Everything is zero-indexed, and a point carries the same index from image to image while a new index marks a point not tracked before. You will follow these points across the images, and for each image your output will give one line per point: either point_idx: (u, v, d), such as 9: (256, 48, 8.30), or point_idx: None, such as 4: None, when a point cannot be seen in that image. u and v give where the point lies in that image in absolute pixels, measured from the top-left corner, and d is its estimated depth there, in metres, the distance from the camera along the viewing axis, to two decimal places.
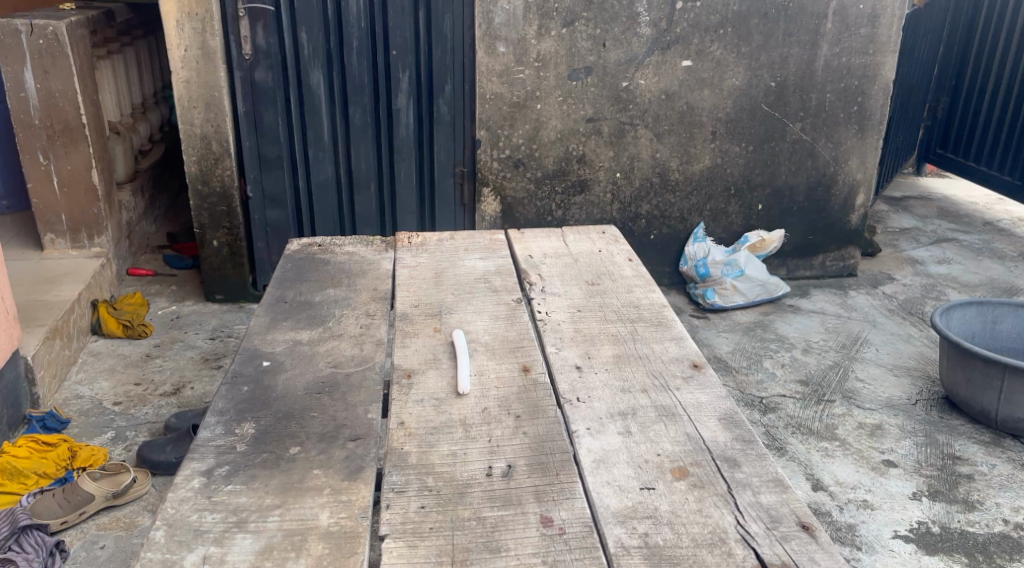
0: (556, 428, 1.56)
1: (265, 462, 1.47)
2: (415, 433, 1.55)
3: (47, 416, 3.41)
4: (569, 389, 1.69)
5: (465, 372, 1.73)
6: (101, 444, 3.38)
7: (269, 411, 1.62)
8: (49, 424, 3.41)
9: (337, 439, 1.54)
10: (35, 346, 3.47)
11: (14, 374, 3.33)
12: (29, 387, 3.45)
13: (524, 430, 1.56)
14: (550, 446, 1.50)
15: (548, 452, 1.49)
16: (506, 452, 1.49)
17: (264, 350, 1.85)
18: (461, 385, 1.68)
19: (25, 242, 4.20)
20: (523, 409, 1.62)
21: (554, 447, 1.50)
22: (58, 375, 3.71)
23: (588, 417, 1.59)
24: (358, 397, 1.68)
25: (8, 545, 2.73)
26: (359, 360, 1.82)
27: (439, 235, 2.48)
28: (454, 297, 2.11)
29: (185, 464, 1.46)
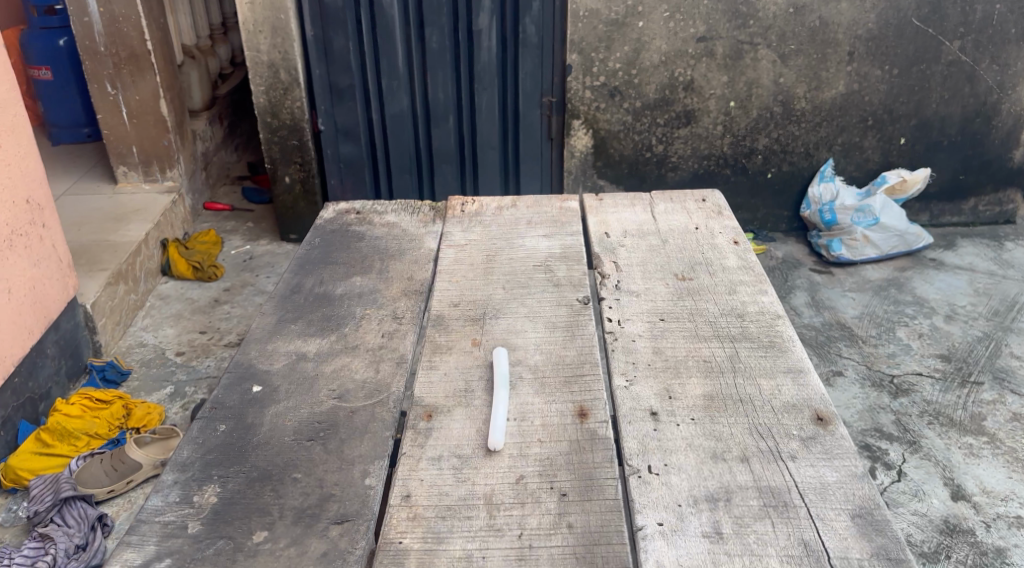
0: (614, 522, 1.11)
1: (218, 556, 1.12)
2: (421, 517, 1.15)
3: (108, 367, 3.10)
4: (639, 450, 1.24)
5: (500, 415, 1.29)
6: (158, 400, 3.02)
7: (243, 469, 1.25)
8: (109, 377, 3.09)
9: (316, 521, 1.16)
10: (97, 292, 3.15)
11: (73, 324, 3.02)
12: (91, 336, 3.14)
13: (570, 521, 1.12)
14: (601, 555, 1.07)
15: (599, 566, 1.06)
16: (540, 562, 1.07)
17: (260, 368, 1.47)
18: (493, 439, 1.24)
19: (100, 174, 3.97)
20: (571, 483, 1.18)
21: (608, 557, 1.07)
22: (124, 320, 3.40)
23: (661, 505, 1.14)
24: (358, 449, 1.28)
25: (50, 518, 2.41)
26: (372, 389, 1.40)
27: (498, 201, 2.04)
28: (505, 293, 1.66)
29: (116, 555, 1.12)
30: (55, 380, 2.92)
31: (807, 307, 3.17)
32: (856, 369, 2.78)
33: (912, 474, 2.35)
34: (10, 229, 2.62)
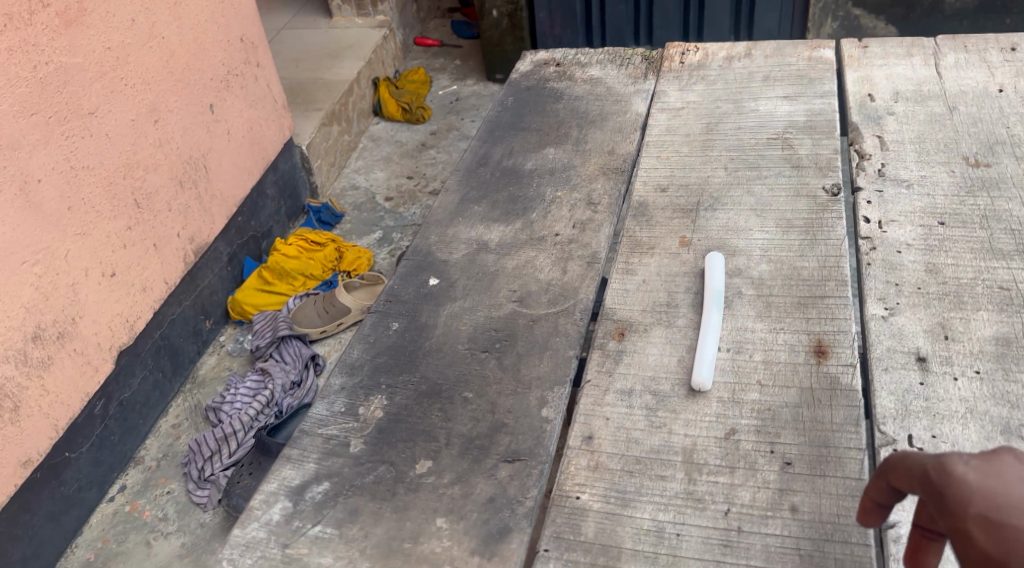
0: (856, 517, 0.85)
1: (376, 487, 0.96)
2: (605, 468, 0.93)
3: (324, 208, 3.04)
4: (896, 414, 0.93)
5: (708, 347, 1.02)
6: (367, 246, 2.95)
7: (411, 380, 1.08)
8: (325, 219, 3.05)
9: (485, 456, 0.97)
10: (311, 132, 3.08)
11: (291, 165, 2.95)
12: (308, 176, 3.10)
13: (793, 502, 0.87)
14: (833, 558, 0.82)
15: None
16: (751, 554, 0.83)
17: (437, 258, 1.28)
18: (698, 378, 0.99)
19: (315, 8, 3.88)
20: (798, 450, 0.91)
21: (843, 562, 0.82)
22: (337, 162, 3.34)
23: None
24: (537, 368, 1.07)
25: (268, 355, 2.21)
26: (558, 292, 1.18)
27: (727, 50, 1.67)
28: (727, 174, 1.34)
29: (275, 471, 0.99)
30: (275, 220, 2.68)
31: None
32: None
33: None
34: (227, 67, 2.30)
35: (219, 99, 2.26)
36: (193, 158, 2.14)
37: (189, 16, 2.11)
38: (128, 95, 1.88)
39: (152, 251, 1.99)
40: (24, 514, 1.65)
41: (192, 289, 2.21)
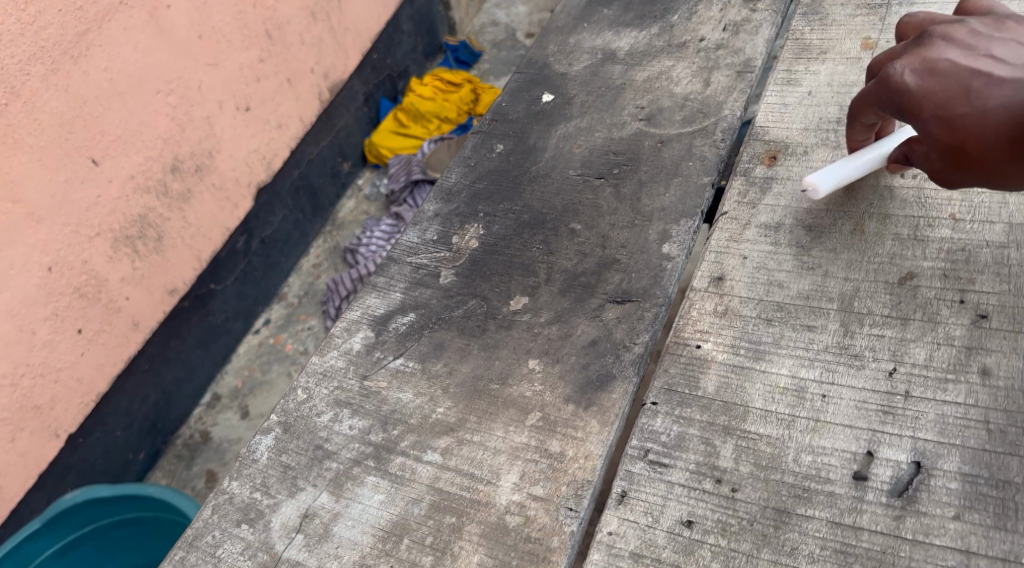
0: None
1: (466, 322, 0.83)
2: (738, 315, 0.76)
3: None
4: None
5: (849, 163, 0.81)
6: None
7: (512, 209, 0.92)
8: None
9: (593, 293, 0.81)
10: None
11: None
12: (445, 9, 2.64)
13: (985, 365, 0.67)
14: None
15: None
16: (921, 425, 0.66)
17: (554, 72, 1.09)
18: (809, 182, 0.81)
19: None
20: (997, 302, 0.71)
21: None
22: None
23: None
24: (665, 193, 0.89)
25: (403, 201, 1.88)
26: (697, 108, 0.97)
27: None
28: None
29: (359, 299, 0.89)
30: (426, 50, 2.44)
31: None
32: None
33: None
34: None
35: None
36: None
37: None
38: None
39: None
40: (175, 341, 1.48)
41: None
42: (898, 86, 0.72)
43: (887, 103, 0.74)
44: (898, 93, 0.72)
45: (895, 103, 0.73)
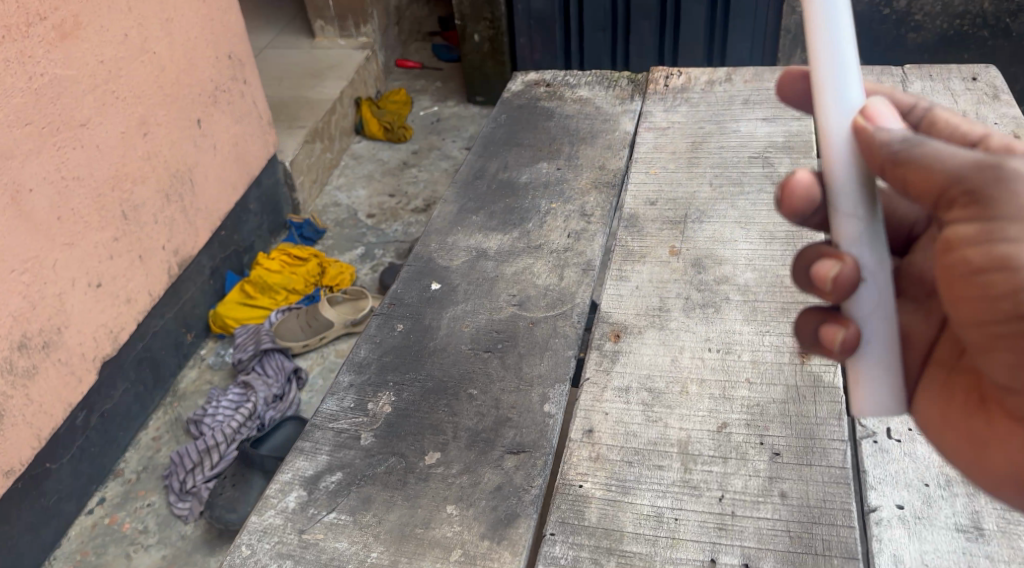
0: (839, 502, 0.91)
1: (388, 476, 1.00)
2: (606, 459, 0.99)
3: (306, 225, 3.13)
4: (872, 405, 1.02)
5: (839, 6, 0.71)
6: (350, 260, 3.08)
7: (417, 378, 1.13)
8: (306, 235, 3.14)
9: (491, 448, 1.02)
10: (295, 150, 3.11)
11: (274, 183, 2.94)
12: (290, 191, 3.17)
13: (783, 489, 0.93)
14: (821, 539, 0.88)
15: (819, 553, 0.87)
16: (745, 535, 0.89)
17: (437, 266, 1.33)
18: None
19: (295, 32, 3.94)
20: (786, 442, 0.98)
21: (831, 543, 0.87)
22: (319, 179, 3.44)
23: (901, 484, 0.93)
24: (539, 366, 1.13)
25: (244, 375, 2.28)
26: (555, 297, 1.24)
27: (710, 74, 1.77)
28: (711, 191, 1.43)
29: (288, 462, 1.03)
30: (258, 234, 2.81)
31: None
32: None
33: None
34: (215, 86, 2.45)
35: (205, 115, 2.39)
36: (180, 172, 2.25)
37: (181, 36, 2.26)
38: (118, 108, 1.97)
39: (138, 263, 2.08)
40: None
41: (174, 301, 2.30)
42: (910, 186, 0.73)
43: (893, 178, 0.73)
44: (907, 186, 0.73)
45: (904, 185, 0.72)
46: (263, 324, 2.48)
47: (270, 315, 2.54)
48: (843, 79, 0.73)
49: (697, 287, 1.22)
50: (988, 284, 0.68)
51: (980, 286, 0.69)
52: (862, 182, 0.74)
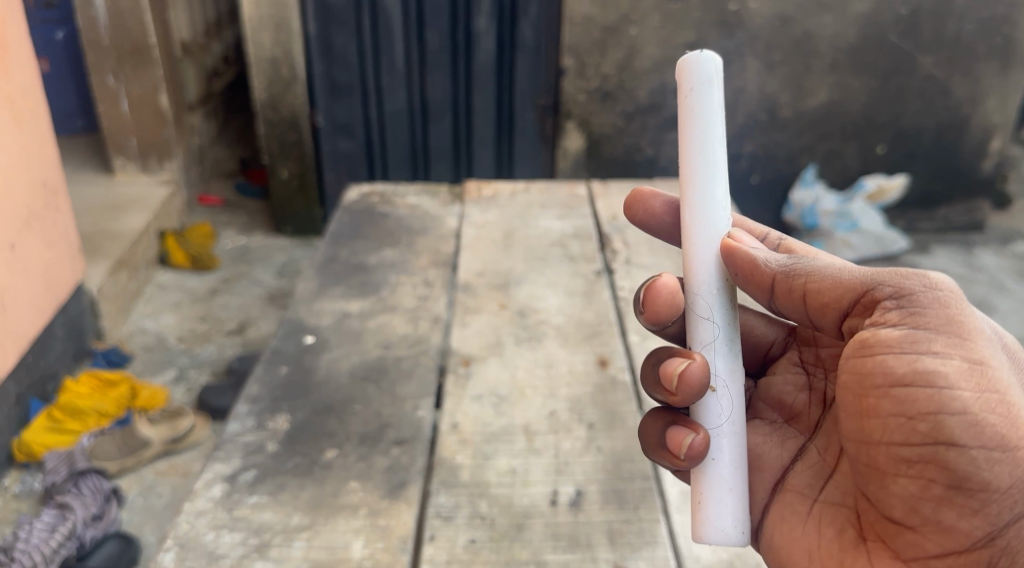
0: (637, 443, 1.27)
1: (297, 468, 1.23)
2: (470, 441, 1.29)
3: (112, 350, 3.07)
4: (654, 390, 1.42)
5: (719, 151, 1.02)
6: (161, 383, 3.02)
7: (306, 402, 1.38)
8: (113, 360, 3.07)
9: (379, 442, 1.29)
10: (101, 279, 3.15)
11: (78, 309, 2.99)
12: (94, 320, 3.11)
13: (599, 444, 1.28)
14: (628, 466, 1.23)
15: (626, 477, 1.21)
16: (576, 474, 1.22)
17: (309, 324, 1.60)
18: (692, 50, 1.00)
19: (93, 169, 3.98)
20: (598, 416, 1.34)
21: (632, 470, 1.22)
22: (124, 307, 3.38)
23: None
24: (409, 387, 1.42)
25: (65, 488, 2.37)
26: (413, 341, 1.55)
27: (512, 187, 2.23)
28: (525, 266, 1.84)
29: (207, 467, 1.24)
30: (63, 361, 2.88)
31: None
32: None
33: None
34: (28, 211, 2.62)
35: (18, 239, 2.55)
36: None
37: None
38: None
39: None
40: None
41: None
42: (829, 313, 1.07)
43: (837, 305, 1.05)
44: (829, 311, 1.06)
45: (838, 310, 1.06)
46: (74, 447, 2.54)
47: (82, 436, 2.60)
48: (711, 213, 1.05)
49: (523, 328, 1.60)
50: (907, 394, 0.97)
51: (900, 397, 0.98)
52: (718, 295, 1.07)
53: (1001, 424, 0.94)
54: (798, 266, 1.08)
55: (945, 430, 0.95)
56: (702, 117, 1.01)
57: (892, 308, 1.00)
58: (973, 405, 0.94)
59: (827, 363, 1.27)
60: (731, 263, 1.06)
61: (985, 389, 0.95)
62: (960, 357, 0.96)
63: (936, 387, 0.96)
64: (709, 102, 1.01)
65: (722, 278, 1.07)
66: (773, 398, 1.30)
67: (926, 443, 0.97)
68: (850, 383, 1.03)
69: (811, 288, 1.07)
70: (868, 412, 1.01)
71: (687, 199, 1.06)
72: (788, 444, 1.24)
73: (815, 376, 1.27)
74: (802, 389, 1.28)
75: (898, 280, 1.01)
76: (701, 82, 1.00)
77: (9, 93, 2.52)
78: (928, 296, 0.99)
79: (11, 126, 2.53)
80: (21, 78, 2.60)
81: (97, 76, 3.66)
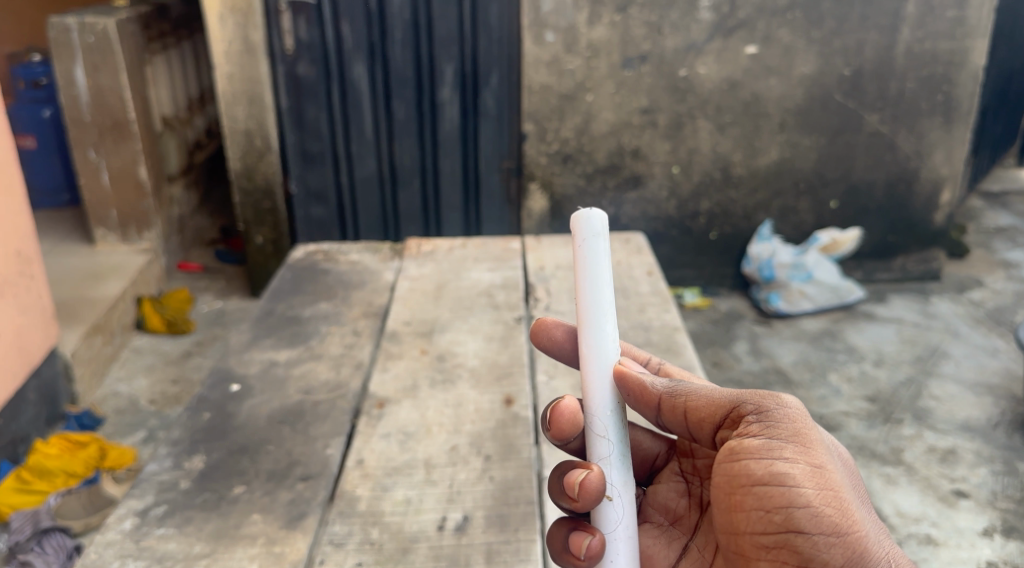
0: (526, 474, 1.40)
1: (205, 504, 1.35)
2: (372, 475, 1.41)
3: (85, 413, 3.10)
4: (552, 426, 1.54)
5: (607, 293, 1.12)
6: (131, 444, 3.04)
7: (224, 443, 1.49)
8: (85, 423, 3.09)
9: (286, 479, 1.40)
10: (75, 344, 3.19)
11: (52, 373, 3.05)
12: (68, 384, 3.15)
13: (491, 474, 1.40)
14: (516, 493, 1.36)
15: (511, 503, 1.34)
16: (466, 501, 1.34)
17: (237, 372, 1.71)
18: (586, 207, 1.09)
19: (75, 240, 4.09)
20: (494, 449, 1.46)
21: (519, 497, 1.35)
22: (98, 372, 3.39)
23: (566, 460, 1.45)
24: (321, 429, 1.53)
25: (29, 546, 2.46)
26: (333, 386, 1.66)
27: (450, 243, 2.34)
28: (450, 314, 1.94)
29: (122, 503, 1.35)
30: (35, 424, 2.95)
31: (747, 355, 3.65)
32: None
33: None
34: (1, 278, 2.74)
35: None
36: None
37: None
38: None
39: None
40: None
41: None
42: (703, 425, 1.20)
43: (709, 419, 1.19)
44: (704, 425, 1.20)
45: (710, 422, 1.19)
46: (41, 507, 2.59)
47: (48, 498, 2.64)
48: (604, 344, 1.16)
49: (439, 371, 1.70)
50: (764, 490, 1.10)
51: (760, 493, 1.10)
52: (613, 416, 1.17)
53: (837, 515, 1.07)
54: (678, 388, 1.22)
55: (795, 521, 1.08)
56: (591, 265, 1.10)
57: (754, 422, 1.15)
58: (815, 500, 1.08)
59: (702, 472, 1.39)
60: (624, 387, 1.18)
61: (825, 486, 1.09)
62: (804, 460, 1.10)
63: (787, 484, 1.09)
64: (596, 254, 1.10)
65: (616, 400, 1.18)
66: (659, 505, 1.41)
67: (780, 533, 1.09)
68: (722, 483, 1.15)
69: (690, 406, 1.21)
70: (735, 507, 1.13)
71: (584, 333, 1.16)
72: (674, 544, 1.37)
73: (693, 483, 1.40)
74: (683, 495, 1.40)
75: (757, 401, 1.16)
76: (589, 235, 1.09)
77: None
78: (780, 413, 1.15)
79: None
80: None
81: (78, 151, 3.79)
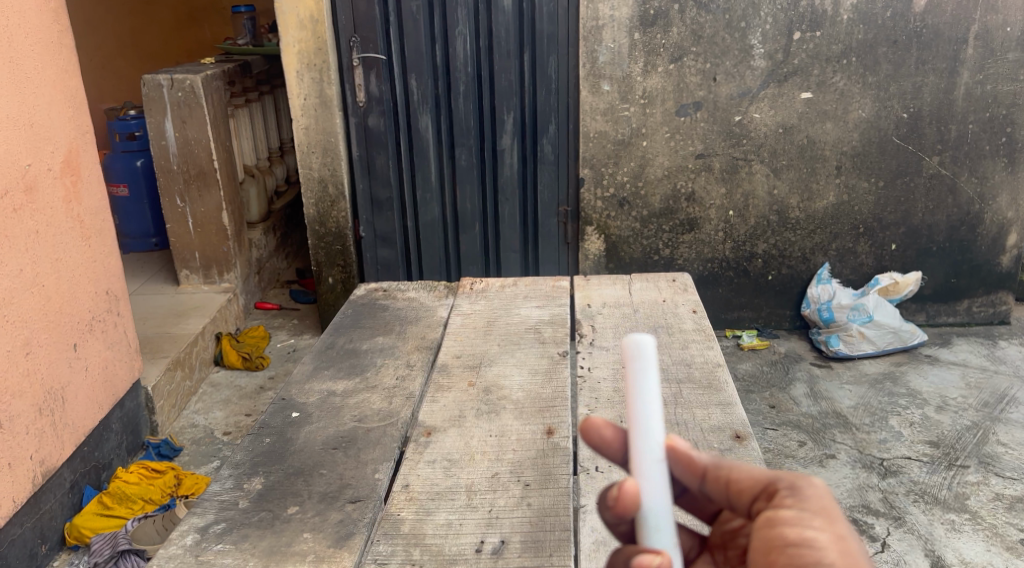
0: (563, 501, 1.49)
1: (260, 522, 1.47)
2: (416, 499, 1.51)
3: (163, 443, 3.30)
4: (590, 456, 1.65)
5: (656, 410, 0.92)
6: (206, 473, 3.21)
7: (282, 466, 1.62)
8: (164, 452, 3.29)
9: (336, 500, 1.52)
10: (156, 378, 3.40)
11: (134, 404, 3.26)
12: (149, 415, 3.36)
13: (529, 501, 1.49)
14: (555, 521, 1.44)
15: (548, 529, 1.43)
16: (503, 527, 1.44)
17: (297, 401, 1.84)
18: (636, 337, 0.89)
19: (159, 281, 4.36)
20: (534, 476, 1.56)
21: (555, 524, 1.44)
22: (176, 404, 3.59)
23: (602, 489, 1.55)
24: (372, 454, 1.65)
25: None
26: (385, 415, 1.78)
27: (502, 281, 2.46)
28: (499, 348, 2.05)
29: (185, 520, 1.49)
30: (117, 452, 3.13)
31: (806, 398, 3.64)
32: (850, 454, 3.21)
33: (896, 545, 2.73)
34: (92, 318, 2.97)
35: (82, 340, 2.89)
36: (54, 391, 2.70)
37: (67, 275, 2.83)
38: (8, 330, 2.49)
39: (7, 469, 2.47)
40: None
41: (33, 512, 2.65)
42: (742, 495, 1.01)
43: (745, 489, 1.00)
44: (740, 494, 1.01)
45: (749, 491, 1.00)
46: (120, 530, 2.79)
47: (127, 522, 2.83)
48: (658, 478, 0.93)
49: (484, 402, 1.81)
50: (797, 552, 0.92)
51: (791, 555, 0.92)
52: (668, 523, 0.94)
53: None
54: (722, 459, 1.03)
55: None
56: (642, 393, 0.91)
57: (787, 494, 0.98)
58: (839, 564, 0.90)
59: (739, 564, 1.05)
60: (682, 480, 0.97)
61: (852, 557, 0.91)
62: (832, 528, 0.93)
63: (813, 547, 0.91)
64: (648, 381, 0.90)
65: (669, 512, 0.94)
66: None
67: None
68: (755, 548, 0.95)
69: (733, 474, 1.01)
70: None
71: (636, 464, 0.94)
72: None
73: None
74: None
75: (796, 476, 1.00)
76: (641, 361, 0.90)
77: (78, 213, 2.91)
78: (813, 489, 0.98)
79: (79, 241, 2.91)
80: (90, 203, 3.00)
81: (164, 197, 4.06)
